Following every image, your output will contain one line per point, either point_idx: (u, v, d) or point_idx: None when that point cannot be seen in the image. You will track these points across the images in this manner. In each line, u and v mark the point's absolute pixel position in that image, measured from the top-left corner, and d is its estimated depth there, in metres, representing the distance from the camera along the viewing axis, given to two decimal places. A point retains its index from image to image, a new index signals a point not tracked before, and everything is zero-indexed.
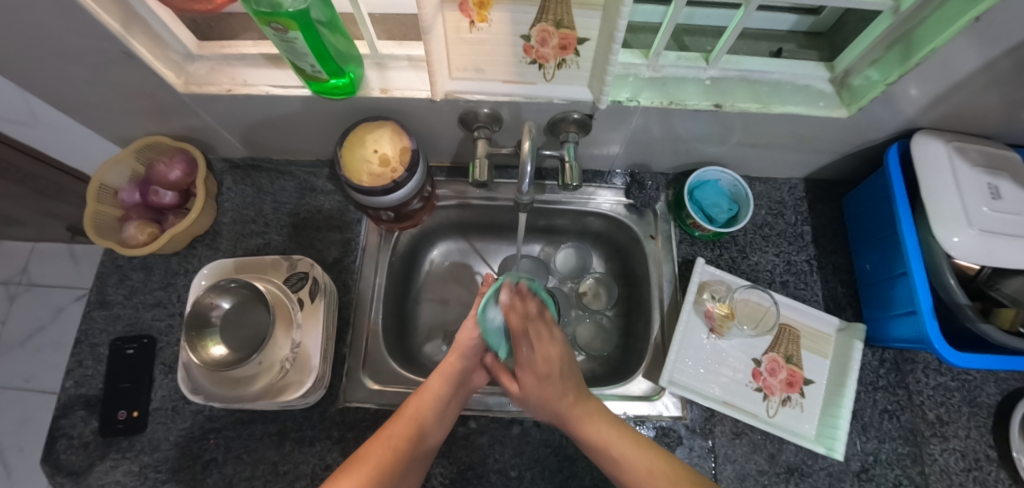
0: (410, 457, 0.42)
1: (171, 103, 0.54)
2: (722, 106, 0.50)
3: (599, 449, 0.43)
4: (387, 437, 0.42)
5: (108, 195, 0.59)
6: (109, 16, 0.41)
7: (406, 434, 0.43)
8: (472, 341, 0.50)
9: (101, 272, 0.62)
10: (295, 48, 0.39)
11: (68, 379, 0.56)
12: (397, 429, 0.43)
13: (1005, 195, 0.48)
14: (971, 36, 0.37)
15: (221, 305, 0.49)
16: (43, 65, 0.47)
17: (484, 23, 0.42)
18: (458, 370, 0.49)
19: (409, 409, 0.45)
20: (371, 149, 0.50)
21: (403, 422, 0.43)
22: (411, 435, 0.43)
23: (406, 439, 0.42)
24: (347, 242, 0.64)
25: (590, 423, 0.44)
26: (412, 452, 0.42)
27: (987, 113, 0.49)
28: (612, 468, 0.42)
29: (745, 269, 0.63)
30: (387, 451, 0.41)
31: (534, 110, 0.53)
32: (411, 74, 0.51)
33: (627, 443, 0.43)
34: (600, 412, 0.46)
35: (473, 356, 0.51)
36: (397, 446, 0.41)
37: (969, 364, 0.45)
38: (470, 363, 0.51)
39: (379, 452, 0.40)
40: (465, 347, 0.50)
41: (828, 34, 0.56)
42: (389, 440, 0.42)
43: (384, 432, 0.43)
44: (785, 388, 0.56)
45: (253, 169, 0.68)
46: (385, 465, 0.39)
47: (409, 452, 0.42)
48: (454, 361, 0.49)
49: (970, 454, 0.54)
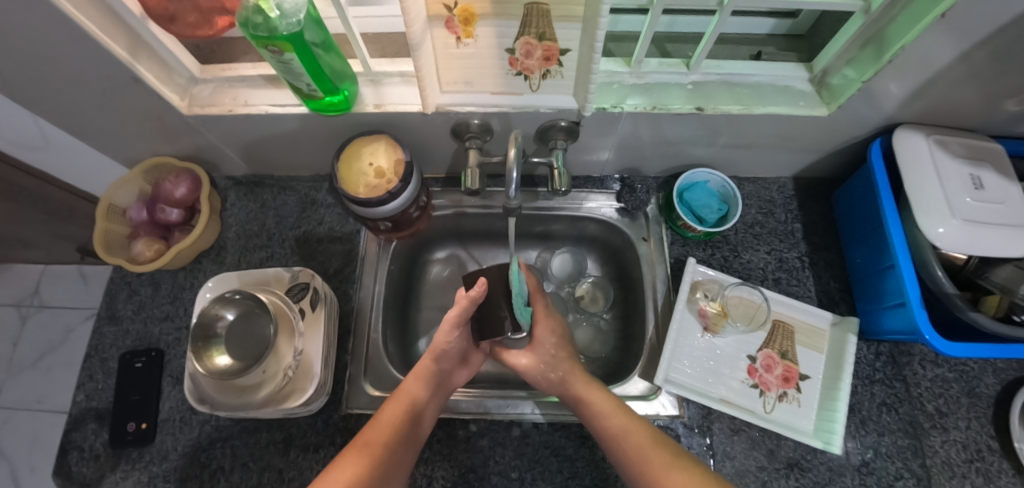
0: (391, 460, 0.42)
1: (177, 124, 0.56)
2: (705, 109, 0.51)
3: (597, 418, 0.46)
4: (366, 442, 0.43)
5: (117, 214, 0.62)
6: (117, 44, 0.44)
7: (385, 440, 0.43)
8: (448, 344, 0.52)
9: (110, 289, 0.64)
10: (291, 69, 0.42)
11: (80, 393, 0.58)
12: (376, 435, 0.44)
13: (987, 185, 0.49)
14: (937, 33, 0.39)
15: (226, 316, 0.51)
16: (56, 92, 0.49)
17: (469, 39, 0.43)
18: (436, 370, 0.51)
19: (387, 414, 0.46)
20: (368, 162, 0.51)
21: (382, 428, 0.44)
22: (390, 438, 0.44)
23: (385, 444, 0.43)
24: (347, 252, 0.66)
25: (588, 390, 0.49)
26: (394, 456, 0.43)
27: (966, 106, 0.50)
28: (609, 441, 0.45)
29: (737, 268, 0.64)
30: (364, 460, 0.41)
31: (524, 119, 0.54)
32: (404, 89, 0.53)
33: (609, 408, 0.47)
34: (583, 378, 0.51)
35: (448, 357, 0.53)
36: (374, 451, 0.42)
37: (959, 353, 0.46)
38: (448, 363, 0.53)
39: (360, 459, 0.41)
40: (440, 350, 0.52)
41: (807, 36, 0.58)
42: (367, 446, 0.42)
43: (363, 439, 0.43)
44: (781, 384, 0.57)
45: (256, 184, 0.70)
46: (364, 470, 0.40)
47: (392, 450, 0.43)
48: (426, 364, 0.51)
49: (971, 445, 0.54)
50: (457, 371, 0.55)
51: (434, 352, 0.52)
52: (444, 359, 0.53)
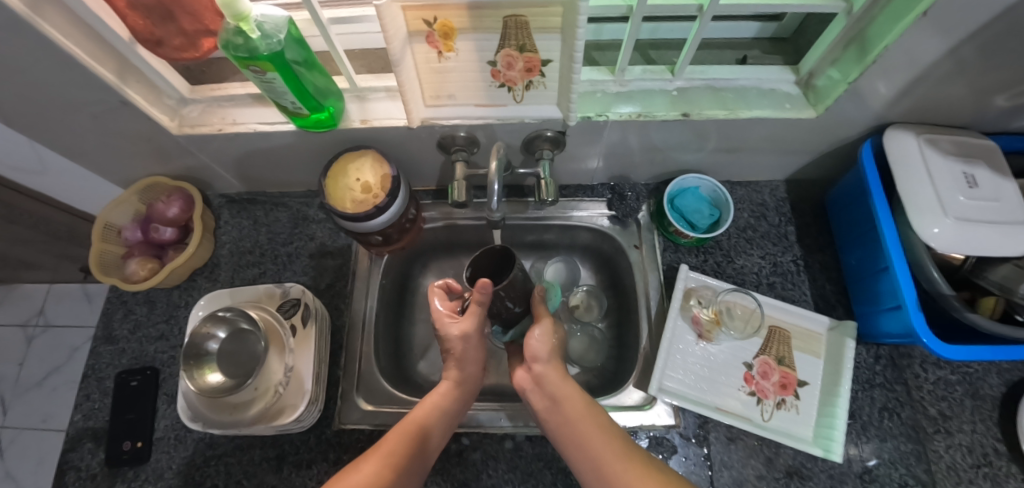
0: (408, 470, 0.40)
1: (169, 145, 0.57)
2: (690, 115, 0.51)
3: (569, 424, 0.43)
4: (386, 452, 0.40)
5: (112, 234, 0.62)
6: (106, 68, 0.45)
7: (407, 451, 0.41)
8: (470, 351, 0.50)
9: (106, 308, 0.64)
10: (274, 87, 0.42)
11: (76, 413, 0.58)
12: (396, 445, 0.41)
13: (981, 183, 0.48)
14: (920, 31, 0.38)
15: (218, 335, 0.51)
16: (49, 118, 0.50)
17: (450, 53, 0.44)
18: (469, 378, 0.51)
19: (411, 422, 0.44)
20: (354, 178, 0.52)
21: (401, 437, 0.42)
22: (409, 450, 0.41)
23: (405, 455, 0.40)
24: (340, 267, 0.66)
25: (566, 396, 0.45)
26: (410, 464, 0.41)
27: (955, 104, 0.50)
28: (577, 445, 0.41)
29: (730, 273, 0.63)
30: (383, 468, 0.38)
31: (508, 131, 0.54)
32: (389, 105, 0.53)
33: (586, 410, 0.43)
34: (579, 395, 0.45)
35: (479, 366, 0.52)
36: (393, 460, 0.39)
37: (959, 356, 0.45)
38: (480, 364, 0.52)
39: (383, 460, 0.39)
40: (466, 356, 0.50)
41: (792, 38, 0.58)
42: (388, 455, 0.39)
43: (384, 444, 0.41)
44: (779, 391, 0.56)
45: (249, 202, 0.71)
46: (383, 478, 0.37)
47: (411, 460, 0.41)
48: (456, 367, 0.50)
49: (977, 449, 0.53)
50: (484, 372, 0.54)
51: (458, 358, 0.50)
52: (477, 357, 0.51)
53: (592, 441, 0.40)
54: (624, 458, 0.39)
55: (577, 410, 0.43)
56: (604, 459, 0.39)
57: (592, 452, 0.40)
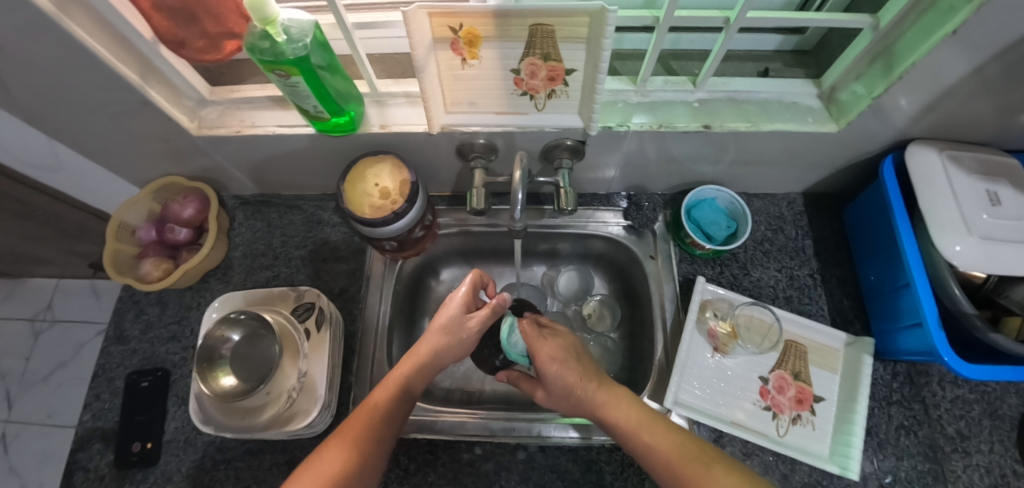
0: (374, 454, 0.42)
1: (185, 146, 0.57)
2: (712, 127, 0.51)
3: (628, 432, 0.45)
4: (354, 437, 0.42)
5: (126, 233, 0.62)
6: (128, 68, 0.45)
7: (370, 436, 0.43)
8: (462, 336, 0.52)
9: (118, 308, 0.64)
10: (297, 91, 0.42)
11: (86, 413, 0.58)
12: (358, 429, 0.43)
13: (1005, 201, 0.48)
14: (949, 48, 0.38)
15: (231, 338, 0.51)
16: (68, 117, 0.50)
17: (474, 60, 0.44)
18: (432, 353, 0.50)
19: (372, 401, 0.46)
20: (373, 184, 0.51)
21: (359, 419, 0.44)
22: (375, 431, 0.43)
23: (369, 440, 0.42)
24: (353, 272, 0.66)
25: (612, 405, 0.46)
26: (374, 446, 0.42)
27: (980, 121, 0.49)
28: (641, 452, 0.43)
29: (747, 285, 0.63)
30: (346, 455, 0.41)
31: (528, 139, 0.54)
32: (409, 110, 0.53)
33: (640, 416, 0.45)
34: (619, 398, 0.47)
35: (453, 340, 0.52)
36: (359, 446, 0.42)
37: (981, 376, 0.44)
38: (449, 337, 0.51)
39: (343, 453, 0.41)
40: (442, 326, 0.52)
41: (814, 52, 0.58)
42: (351, 441, 0.42)
43: (350, 431, 0.42)
44: (795, 406, 0.55)
45: (263, 204, 0.71)
46: (348, 465, 0.40)
47: (377, 442, 0.43)
48: (430, 340, 0.51)
49: (995, 470, 0.52)
50: (466, 342, 0.53)
51: (446, 328, 0.52)
52: (448, 336, 0.51)
53: (658, 449, 0.42)
54: (687, 457, 0.41)
55: (631, 417, 0.45)
56: (670, 459, 0.41)
57: (657, 452, 0.42)
